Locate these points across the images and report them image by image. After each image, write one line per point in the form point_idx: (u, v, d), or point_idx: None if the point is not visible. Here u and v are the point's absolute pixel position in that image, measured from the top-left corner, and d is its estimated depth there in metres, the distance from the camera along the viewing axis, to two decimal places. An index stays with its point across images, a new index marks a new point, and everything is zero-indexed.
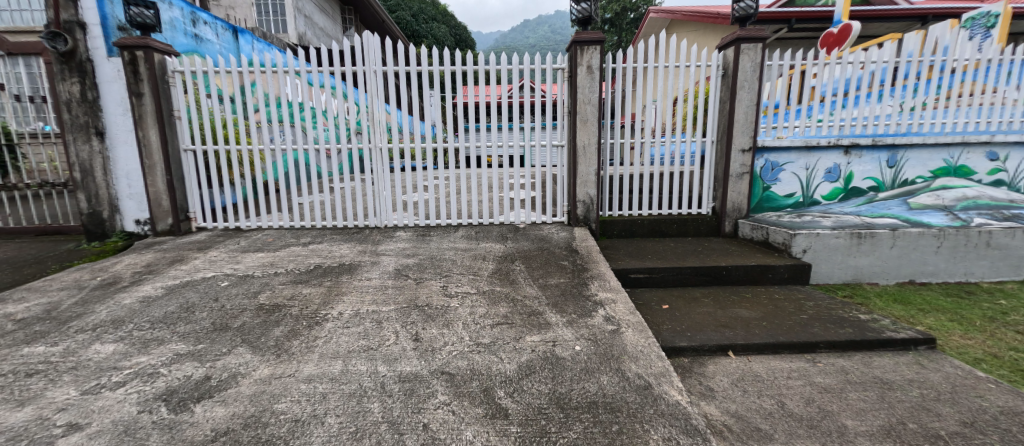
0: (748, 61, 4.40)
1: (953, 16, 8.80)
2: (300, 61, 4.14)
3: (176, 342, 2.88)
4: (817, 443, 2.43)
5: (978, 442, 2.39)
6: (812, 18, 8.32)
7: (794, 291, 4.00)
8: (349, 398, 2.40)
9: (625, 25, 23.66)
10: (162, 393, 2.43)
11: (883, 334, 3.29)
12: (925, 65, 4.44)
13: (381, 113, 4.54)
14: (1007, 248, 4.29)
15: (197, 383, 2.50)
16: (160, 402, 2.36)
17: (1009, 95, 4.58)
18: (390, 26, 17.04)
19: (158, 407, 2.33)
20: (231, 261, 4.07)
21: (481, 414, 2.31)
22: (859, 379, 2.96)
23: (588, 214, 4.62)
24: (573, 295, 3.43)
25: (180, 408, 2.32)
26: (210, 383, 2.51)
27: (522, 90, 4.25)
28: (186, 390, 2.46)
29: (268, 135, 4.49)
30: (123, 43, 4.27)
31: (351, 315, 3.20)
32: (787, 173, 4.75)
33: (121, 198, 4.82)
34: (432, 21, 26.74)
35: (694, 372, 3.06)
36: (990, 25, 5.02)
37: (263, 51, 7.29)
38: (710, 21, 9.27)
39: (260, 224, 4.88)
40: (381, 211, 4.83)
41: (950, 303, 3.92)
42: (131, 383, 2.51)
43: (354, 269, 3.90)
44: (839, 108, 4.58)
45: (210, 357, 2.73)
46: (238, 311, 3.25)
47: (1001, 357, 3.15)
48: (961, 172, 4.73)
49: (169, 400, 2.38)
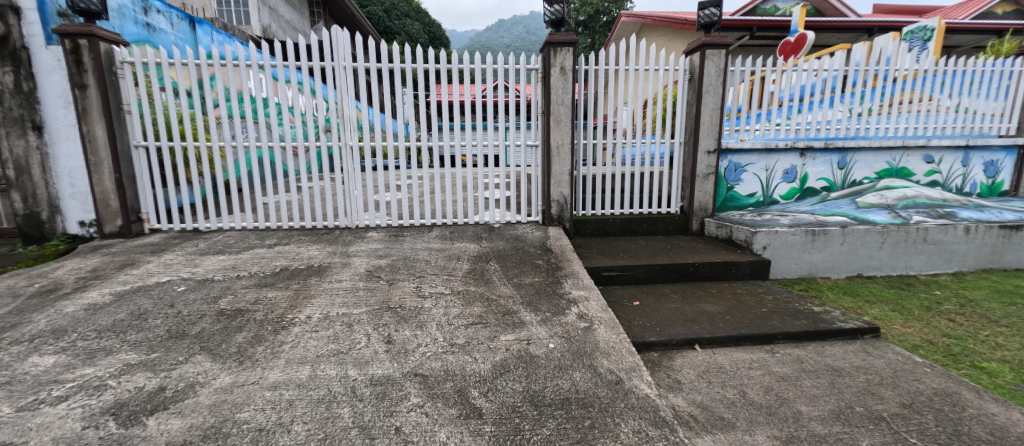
0: (713, 66, 4.57)
1: (897, 29, 9.48)
2: (264, 55, 3.82)
3: (127, 352, 2.70)
4: (774, 429, 2.58)
5: (914, 422, 2.62)
6: (771, 27, 8.81)
7: (755, 286, 4.19)
8: (318, 404, 2.34)
9: (600, 28, 24.02)
10: (112, 407, 2.28)
11: (834, 325, 3.53)
12: (870, 74, 4.82)
13: (352, 110, 4.41)
14: (942, 243, 4.58)
15: (151, 395, 2.36)
16: (109, 417, 2.22)
17: (942, 103, 5.02)
18: (361, 22, 16.60)
19: (106, 422, 2.18)
20: (189, 265, 3.85)
21: (455, 415, 2.30)
22: (812, 367, 3.17)
23: (563, 214, 4.66)
24: (548, 293, 3.48)
25: (132, 422, 2.18)
26: (164, 394, 2.37)
27: (496, 90, 4.16)
28: (138, 402, 2.31)
29: (229, 132, 4.11)
30: (64, 30, 3.96)
31: (319, 319, 3.10)
32: (749, 174, 4.97)
33: (63, 198, 4.45)
34: (404, 17, 26.26)
35: (663, 366, 3.18)
36: (927, 39, 5.45)
37: (224, 44, 6.95)
38: (679, 27, 9.64)
39: (221, 225, 4.63)
40: (353, 210, 4.68)
41: (893, 294, 4.23)
42: (75, 396, 2.34)
43: (324, 271, 3.78)
44: (796, 113, 4.86)
45: (165, 366, 2.58)
46: (197, 317, 3.09)
47: (936, 343, 3.45)
48: (901, 173, 5.13)
49: (118, 414, 2.24)
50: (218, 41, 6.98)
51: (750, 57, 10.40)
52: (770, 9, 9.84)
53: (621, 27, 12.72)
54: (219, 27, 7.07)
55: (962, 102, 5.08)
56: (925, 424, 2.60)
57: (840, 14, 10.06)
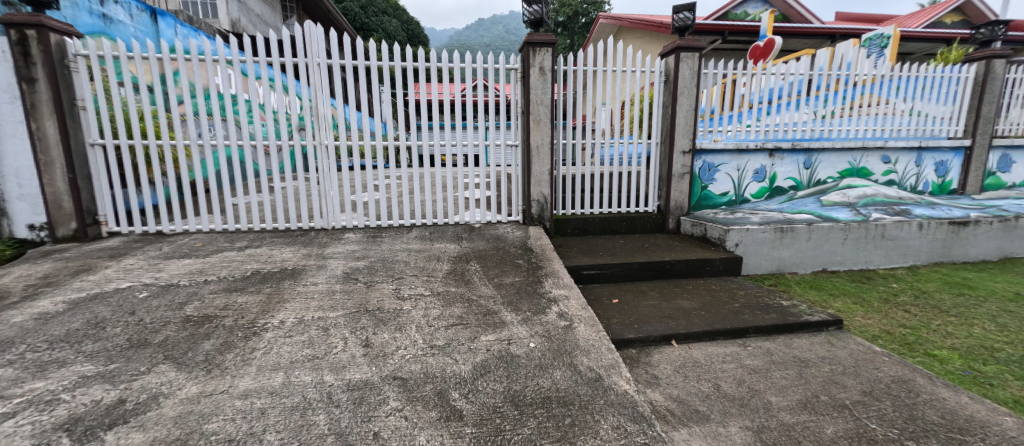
0: (688, 69, 4.69)
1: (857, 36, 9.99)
2: (233, 50, 3.66)
3: (82, 363, 2.54)
4: (747, 420, 2.67)
5: (874, 408, 2.76)
6: (742, 32, 9.16)
7: (728, 282, 4.33)
8: (292, 412, 2.26)
9: (578, 29, 24.34)
10: (66, 422, 2.14)
11: (801, 318, 3.69)
12: (832, 78, 5.07)
13: (327, 108, 4.29)
14: (898, 239, 4.85)
15: (109, 408, 2.23)
16: (62, 433, 2.08)
17: (897, 107, 5.33)
18: (337, 18, 16.22)
19: (58, 439, 2.04)
20: (151, 270, 3.64)
21: (435, 417, 2.27)
22: (781, 359, 3.29)
23: (543, 213, 4.68)
24: (529, 293, 3.48)
25: (88, 438, 2.05)
26: (124, 407, 2.24)
27: (476, 89, 4.12)
28: (95, 416, 2.18)
29: (195, 129, 3.93)
30: (9, 19, 3.68)
31: (294, 323, 3.00)
32: (722, 173, 5.13)
33: (9, 200, 4.11)
34: (382, 14, 25.84)
35: (641, 362, 3.24)
36: (884, 46, 5.77)
37: (188, 37, 6.62)
38: (656, 30, 9.91)
39: (187, 227, 4.42)
40: (329, 211, 4.55)
41: (854, 288, 4.46)
42: (24, 413, 2.18)
43: (298, 274, 3.66)
44: (765, 115, 5.05)
45: (125, 377, 2.43)
46: (160, 324, 2.93)
47: (893, 333, 3.65)
48: (861, 173, 5.41)
49: (73, 429, 2.10)
50: (182, 34, 6.65)
51: (721, 61, 10.72)
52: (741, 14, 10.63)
53: (598, 29, 12.94)
54: (184, 21, 6.75)
55: (914, 106, 5.41)
56: (883, 410, 2.74)
57: (805, 21, 10.54)
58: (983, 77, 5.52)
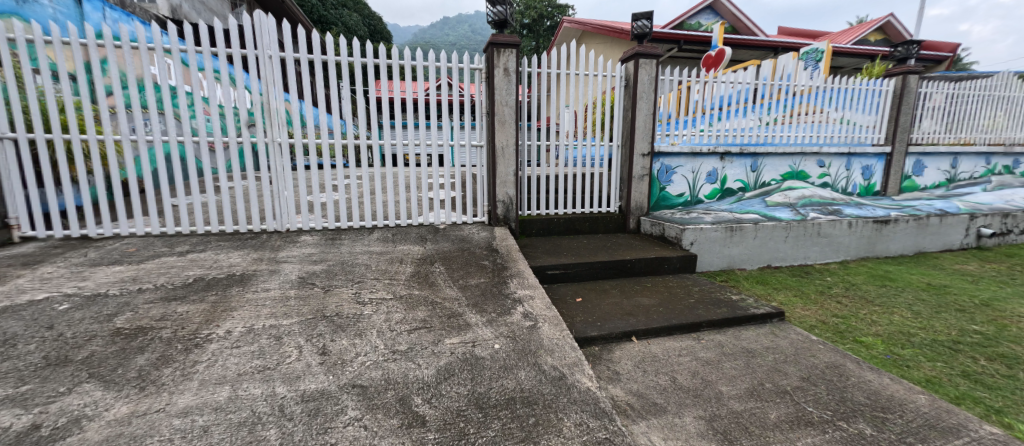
0: (646, 75, 4.86)
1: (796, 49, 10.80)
2: (172, 38, 3.37)
3: None
4: (700, 410, 2.79)
5: (811, 393, 2.98)
6: (695, 41, 9.63)
7: (684, 279, 4.52)
8: (239, 428, 2.10)
9: (542, 31, 24.72)
10: None
11: (749, 311, 3.92)
12: (775, 88, 5.44)
13: (280, 102, 4.04)
14: (831, 236, 5.28)
15: (19, 436, 1.97)
16: None
17: (830, 116, 5.81)
18: (293, 10, 15.48)
19: None
20: (74, 278, 3.26)
21: (397, 425, 2.20)
22: (731, 350, 3.48)
23: (508, 214, 4.68)
24: (493, 294, 3.45)
25: None
26: (38, 433, 1.99)
27: (439, 89, 4.03)
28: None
29: (128, 123, 3.56)
30: None
31: (242, 333, 2.78)
32: (678, 175, 5.36)
33: None
34: (341, 6, 24.94)
35: (603, 359, 3.31)
36: (818, 59, 6.29)
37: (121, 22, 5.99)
38: (616, 36, 10.25)
39: (119, 231, 4.01)
40: (282, 213, 4.28)
41: (795, 282, 4.81)
42: None
43: (248, 280, 3.41)
44: (718, 120, 5.33)
45: (40, 400, 2.16)
46: (85, 338, 2.62)
47: (828, 323, 3.97)
48: (800, 175, 5.84)
49: None
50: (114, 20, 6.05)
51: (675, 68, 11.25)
52: (695, 24, 11.26)
53: (562, 34, 13.24)
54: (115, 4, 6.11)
55: (844, 115, 5.91)
56: (819, 393, 2.97)
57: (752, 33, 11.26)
58: (901, 91, 6.12)
